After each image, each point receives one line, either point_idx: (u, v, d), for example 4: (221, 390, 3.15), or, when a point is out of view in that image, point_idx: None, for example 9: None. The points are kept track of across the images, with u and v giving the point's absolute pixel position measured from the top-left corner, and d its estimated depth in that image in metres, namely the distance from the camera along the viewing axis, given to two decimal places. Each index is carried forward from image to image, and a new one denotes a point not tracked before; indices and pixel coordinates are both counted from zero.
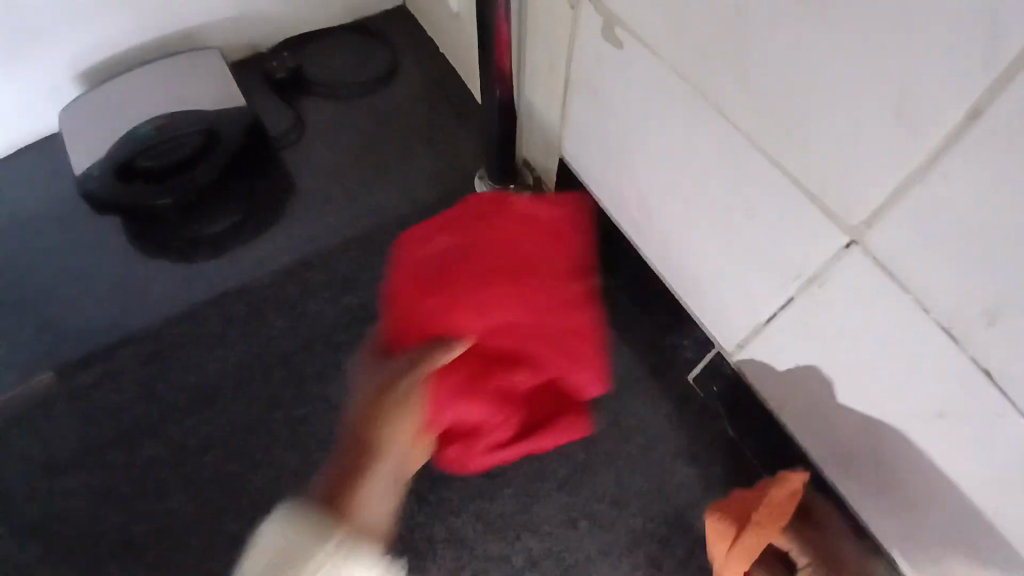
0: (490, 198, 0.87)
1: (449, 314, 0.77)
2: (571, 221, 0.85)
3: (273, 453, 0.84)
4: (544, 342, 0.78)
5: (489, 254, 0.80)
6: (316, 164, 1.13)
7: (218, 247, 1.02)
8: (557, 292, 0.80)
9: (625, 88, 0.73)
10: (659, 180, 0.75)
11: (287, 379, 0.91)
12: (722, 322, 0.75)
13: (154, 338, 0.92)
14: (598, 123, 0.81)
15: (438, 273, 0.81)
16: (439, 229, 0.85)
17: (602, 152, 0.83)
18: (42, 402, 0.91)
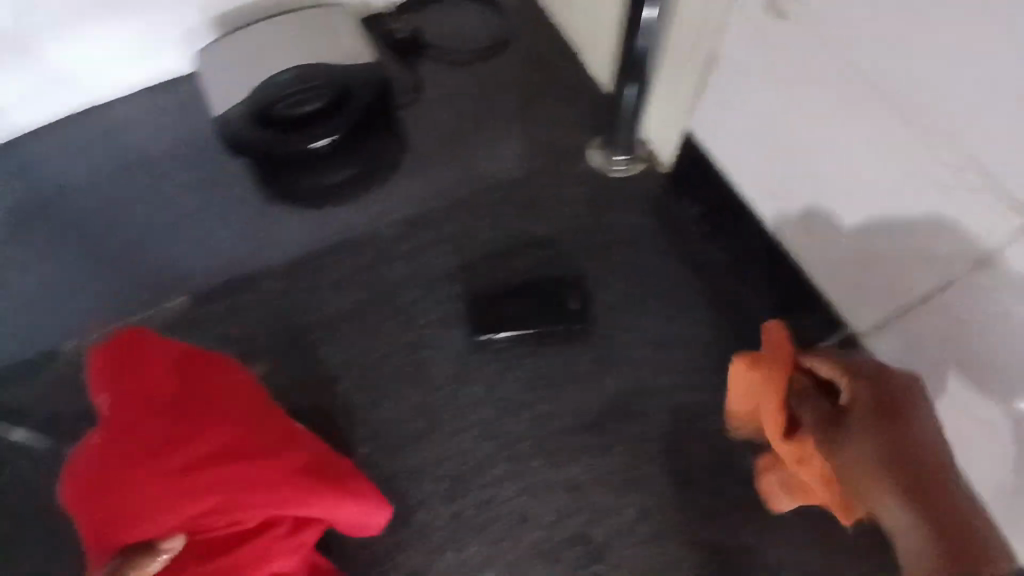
0: (218, 357, 0.79)
1: (176, 452, 0.68)
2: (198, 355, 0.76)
3: (395, 390, 0.89)
4: (259, 490, 0.68)
5: (176, 381, 0.73)
6: (432, 122, 1.16)
7: (345, 195, 1.08)
8: (277, 423, 0.75)
9: (787, 75, 0.77)
10: (810, 165, 0.80)
11: (405, 321, 0.95)
12: (857, 296, 0.83)
13: (289, 275, 1.01)
14: (745, 107, 0.85)
15: (134, 408, 0.71)
16: (143, 379, 0.73)
17: (748, 134, 0.87)
18: (181, 323, 0.99)
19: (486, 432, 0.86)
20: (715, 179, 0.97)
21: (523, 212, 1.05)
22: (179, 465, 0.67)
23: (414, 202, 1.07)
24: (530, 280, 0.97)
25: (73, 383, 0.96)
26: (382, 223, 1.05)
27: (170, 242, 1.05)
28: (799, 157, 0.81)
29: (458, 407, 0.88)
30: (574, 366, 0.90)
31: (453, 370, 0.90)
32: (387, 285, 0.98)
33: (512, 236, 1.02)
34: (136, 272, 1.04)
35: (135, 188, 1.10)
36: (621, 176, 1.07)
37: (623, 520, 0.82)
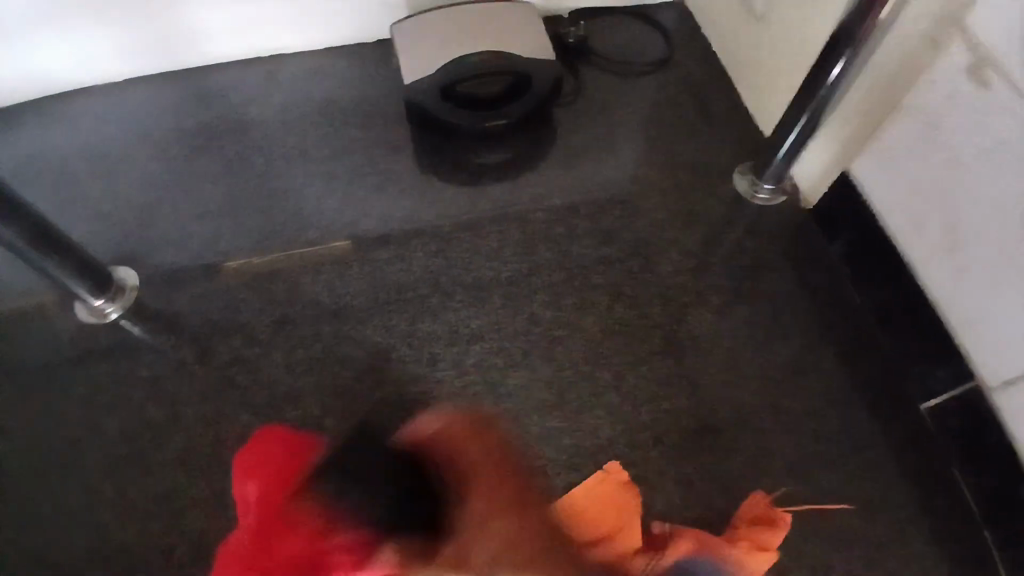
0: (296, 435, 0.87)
1: (269, 548, 0.72)
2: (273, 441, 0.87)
3: (531, 359, 0.96)
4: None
5: (292, 462, 0.81)
6: (586, 124, 1.24)
7: (498, 175, 1.16)
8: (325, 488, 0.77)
9: (979, 132, 0.79)
10: (983, 221, 0.81)
11: (542, 298, 1.01)
12: (1002, 359, 0.83)
13: (443, 238, 1.08)
14: (921, 156, 0.88)
15: (249, 512, 0.77)
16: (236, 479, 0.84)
17: (915, 184, 0.89)
18: (339, 260, 1.07)
19: (611, 415, 0.91)
20: (862, 222, 1.00)
21: (666, 221, 1.10)
22: (305, 541, 0.70)
23: (564, 193, 1.14)
24: (666, 285, 1.03)
25: (234, 294, 1.05)
26: (533, 207, 1.12)
27: (338, 186, 1.15)
28: (970, 212, 0.82)
29: (588, 387, 0.93)
30: (699, 370, 0.96)
31: (586, 352, 0.96)
32: (530, 262, 1.05)
33: (651, 241, 1.08)
34: (305, 209, 1.13)
35: (314, 136, 1.21)
36: (762, 204, 1.13)
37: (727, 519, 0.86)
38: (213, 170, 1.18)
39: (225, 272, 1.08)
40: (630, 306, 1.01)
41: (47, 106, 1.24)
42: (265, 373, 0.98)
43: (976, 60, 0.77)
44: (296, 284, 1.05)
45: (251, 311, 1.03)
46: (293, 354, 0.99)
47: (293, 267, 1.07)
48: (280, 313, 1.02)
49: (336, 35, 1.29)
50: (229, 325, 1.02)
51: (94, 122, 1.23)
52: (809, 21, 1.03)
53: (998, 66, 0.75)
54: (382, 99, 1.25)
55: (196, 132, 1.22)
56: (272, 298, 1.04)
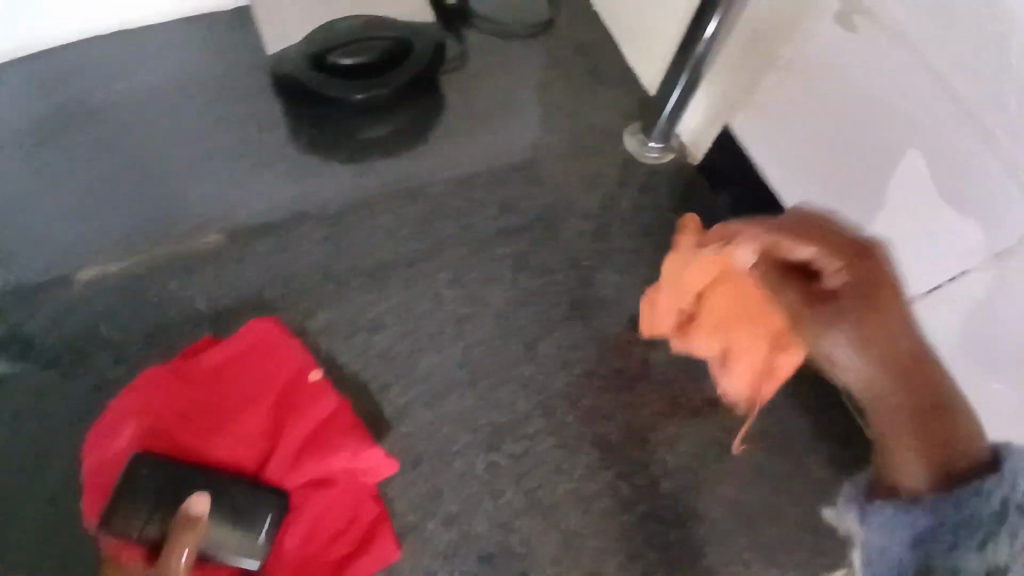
0: (258, 328, 0.86)
1: (225, 434, 0.78)
2: (260, 328, 0.85)
3: (439, 342, 0.91)
4: (294, 442, 0.79)
5: (275, 367, 0.83)
6: (476, 90, 1.18)
7: (387, 149, 1.09)
8: (302, 406, 0.81)
9: (849, 77, 0.85)
10: (854, 165, 0.86)
11: (445, 275, 0.96)
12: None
13: (332, 223, 1.00)
14: (800, 106, 0.92)
15: (179, 422, 0.78)
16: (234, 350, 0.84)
17: (795, 134, 0.94)
18: (216, 259, 0.96)
19: (525, 388, 0.89)
20: (747, 175, 1.03)
21: (565, 187, 1.09)
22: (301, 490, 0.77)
23: (459, 166, 1.09)
24: (569, 251, 1.02)
25: (92, 307, 0.92)
26: (428, 182, 1.06)
27: (206, 176, 1.03)
28: (843, 157, 0.87)
29: (500, 364, 0.90)
30: (610, 331, 0.96)
31: (495, 327, 0.93)
32: (430, 239, 0.99)
33: (552, 207, 1.06)
34: (168, 205, 1.01)
35: (171, 120, 1.07)
36: (652, 163, 1.13)
37: (645, 470, 0.86)
38: (48, 167, 1.02)
39: (78, 284, 0.93)
40: (535, 276, 0.98)
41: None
42: None
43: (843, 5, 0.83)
44: (170, 289, 0.94)
45: (118, 325, 0.91)
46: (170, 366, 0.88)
47: (163, 271, 0.95)
48: (152, 324, 0.91)
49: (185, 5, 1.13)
50: (91, 344, 0.89)
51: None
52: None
53: (864, 9, 0.81)
54: (247, 74, 1.12)
55: (24, 123, 1.04)
56: (141, 307, 0.92)
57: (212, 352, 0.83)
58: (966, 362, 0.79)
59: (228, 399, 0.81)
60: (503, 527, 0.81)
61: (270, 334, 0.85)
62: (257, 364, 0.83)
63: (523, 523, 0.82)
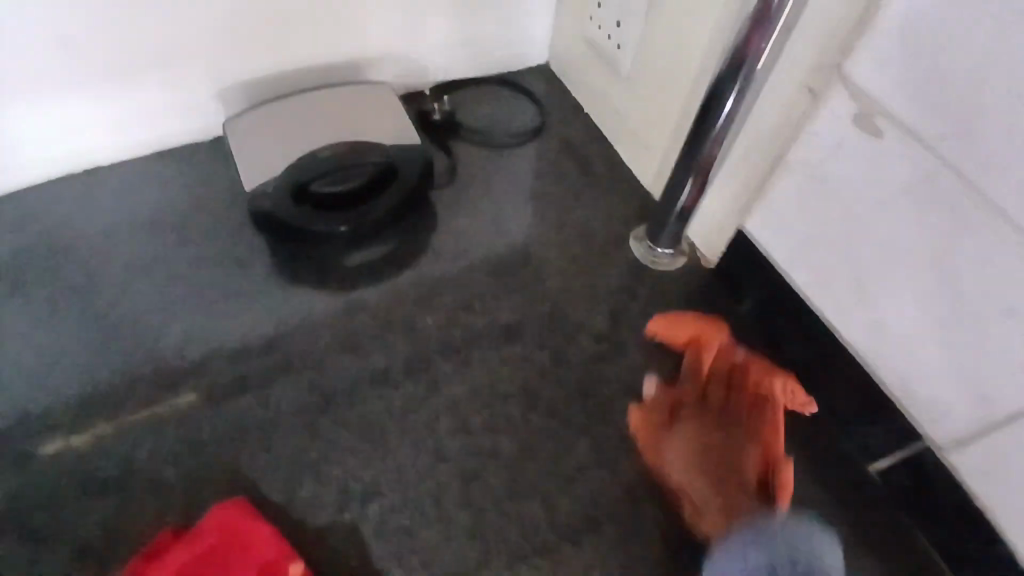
0: (227, 514, 0.75)
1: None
2: (228, 514, 0.75)
3: (444, 507, 0.79)
4: None
5: (247, 561, 0.72)
6: (469, 204, 1.12)
7: (376, 277, 1.01)
8: None
9: (872, 177, 0.78)
10: (896, 270, 0.79)
11: (446, 421, 0.86)
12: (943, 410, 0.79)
13: (317, 367, 0.89)
14: (824, 209, 0.85)
15: None
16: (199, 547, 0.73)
17: (820, 238, 0.86)
18: (185, 420, 0.85)
19: (548, 559, 0.76)
20: (769, 279, 0.95)
21: (571, 304, 1.00)
22: None
23: (454, 289, 1.00)
24: (584, 380, 0.91)
25: (43, 492, 0.80)
26: (422, 311, 0.97)
27: (178, 322, 0.94)
28: (884, 263, 0.80)
29: (516, 530, 0.78)
30: (640, 474, 0.84)
31: (508, 483, 0.81)
32: (427, 379, 0.89)
33: (559, 328, 0.97)
34: (134, 359, 0.90)
35: (144, 264, 0.99)
36: (663, 270, 1.05)
37: None
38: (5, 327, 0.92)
39: (27, 464, 0.81)
40: (548, 413, 0.87)
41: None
42: None
43: (865, 107, 0.76)
44: (134, 463, 0.82)
45: (72, 513, 0.78)
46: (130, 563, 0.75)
47: (126, 441, 0.83)
48: (112, 509, 0.79)
49: (159, 133, 1.08)
50: (40, 540, 0.77)
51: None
52: (682, 73, 1.01)
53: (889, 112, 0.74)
54: (225, 209, 1.06)
55: None
56: (100, 488, 0.80)
57: (179, 549, 0.73)
58: None
59: None
60: None
61: (243, 519, 0.75)
62: (225, 560, 0.72)
63: None
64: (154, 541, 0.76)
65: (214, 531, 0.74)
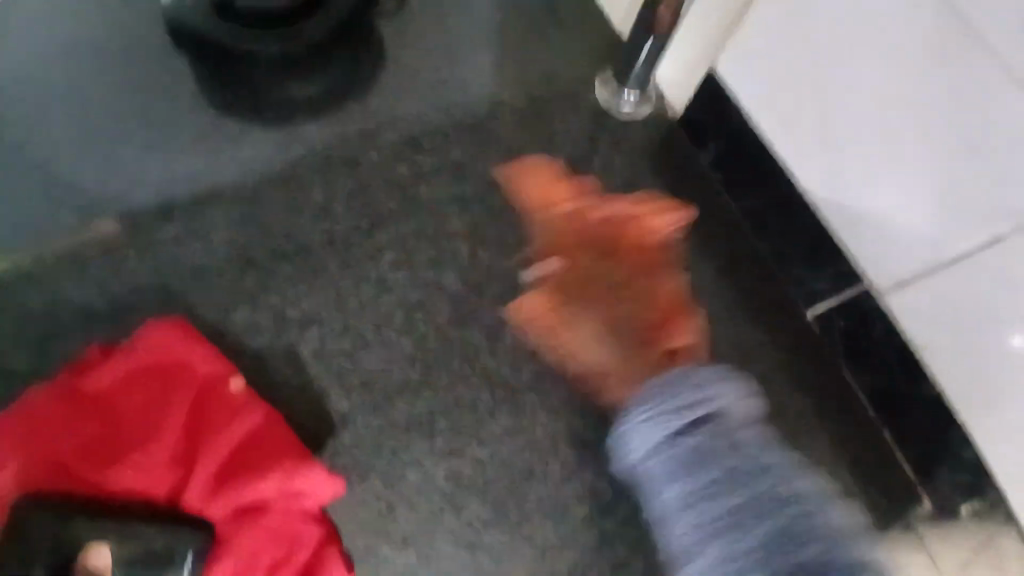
0: (163, 332, 0.72)
1: (129, 463, 0.66)
2: (167, 333, 0.72)
3: (386, 336, 0.78)
4: (219, 461, 0.67)
5: (184, 379, 0.71)
6: (420, 32, 1.00)
7: (316, 109, 0.92)
8: (220, 421, 0.69)
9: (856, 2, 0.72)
10: (867, 108, 0.75)
11: (390, 257, 0.83)
12: (897, 254, 0.77)
13: (251, 199, 0.84)
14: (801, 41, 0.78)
15: (71, 459, 0.66)
16: (131, 366, 0.71)
17: (792, 75, 0.81)
18: (111, 248, 0.80)
19: (487, 382, 0.77)
20: (733, 121, 0.89)
21: (526, 147, 0.94)
22: (233, 521, 0.66)
23: (402, 126, 0.93)
24: (533, 223, 0.89)
25: None
26: (364, 147, 0.90)
27: (98, 151, 0.87)
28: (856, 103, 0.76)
29: (457, 355, 0.78)
30: None
31: (451, 316, 0.81)
32: (371, 215, 0.85)
33: (512, 170, 0.92)
34: (55, 186, 0.84)
35: (53, 85, 0.89)
36: (624, 118, 0.98)
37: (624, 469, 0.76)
38: None
39: None
40: (495, 252, 0.86)
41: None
42: None
43: None
44: (58, 290, 0.78)
45: (0, 336, 0.76)
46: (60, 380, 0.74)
47: (49, 269, 0.79)
48: (43, 332, 0.77)
49: None
50: None
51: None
52: None
53: None
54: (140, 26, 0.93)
55: None
56: (26, 314, 0.77)
57: (109, 363, 0.71)
58: (993, 331, 0.71)
59: (126, 423, 0.68)
60: (469, 546, 0.70)
61: (180, 336, 0.72)
62: (161, 377, 0.71)
63: (478, 544, 0.70)
64: (82, 360, 0.73)
65: (148, 350, 0.71)
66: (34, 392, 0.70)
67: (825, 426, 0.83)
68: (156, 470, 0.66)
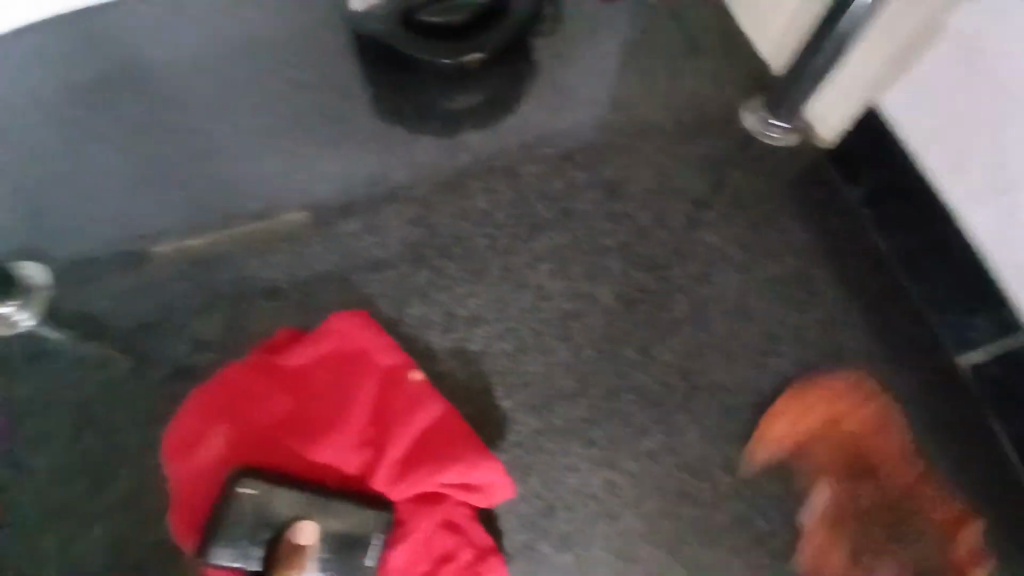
0: (352, 319, 0.78)
1: (324, 441, 0.73)
2: (355, 320, 0.78)
3: (545, 342, 0.82)
4: (404, 448, 0.73)
5: (372, 365, 0.77)
6: (574, 54, 1.05)
7: (481, 118, 0.98)
8: (403, 409, 0.74)
9: None
10: None
11: (547, 266, 0.87)
12: None
13: (420, 201, 0.90)
14: (981, 92, 0.77)
15: (273, 432, 0.74)
16: (324, 350, 0.77)
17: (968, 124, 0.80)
18: (295, 236, 0.87)
19: (639, 398, 0.80)
20: (894, 162, 0.90)
21: (675, 167, 0.97)
22: (413, 504, 0.71)
23: (558, 141, 0.97)
24: (683, 243, 0.91)
25: (167, 288, 0.84)
26: (523, 160, 0.95)
27: (284, 146, 0.94)
28: None
29: (611, 367, 0.82)
30: (728, 336, 0.85)
31: (605, 328, 0.84)
32: (530, 225, 0.90)
33: (662, 191, 0.95)
34: (246, 176, 0.92)
35: (244, 84, 0.97)
36: (770, 143, 0.99)
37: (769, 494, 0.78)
38: (117, 138, 0.94)
39: (156, 261, 0.86)
40: (648, 268, 0.88)
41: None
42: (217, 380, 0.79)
43: None
44: (244, 270, 0.85)
45: (195, 307, 0.83)
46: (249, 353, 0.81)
47: (238, 250, 0.86)
48: (230, 308, 0.83)
49: None
50: (165, 329, 0.82)
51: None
52: None
53: None
54: (320, 33, 1.01)
55: (99, 85, 0.96)
56: (216, 289, 0.84)
57: (304, 344, 0.78)
58: None
59: (318, 403, 0.75)
60: (621, 554, 0.74)
61: (367, 324, 0.78)
62: (350, 361, 0.77)
63: (630, 550, 0.75)
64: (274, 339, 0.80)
65: (339, 334, 0.78)
66: (229, 371, 0.78)
67: (974, 475, 0.82)
68: (344, 452, 0.72)
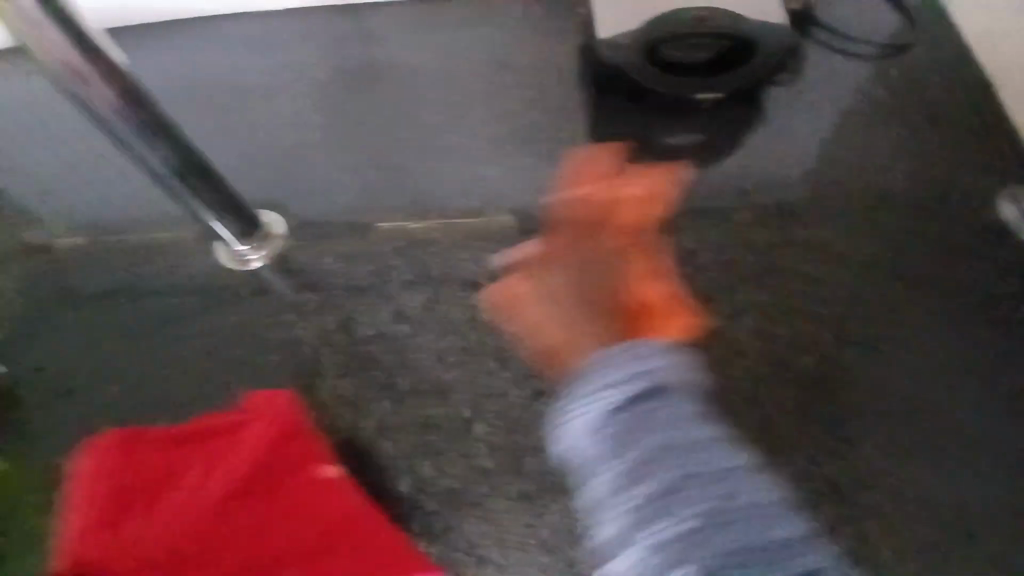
0: (306, 438, 0.76)
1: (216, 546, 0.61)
2: (299, 439, 0.75)
3: (729, 399, 0.79)
4: None
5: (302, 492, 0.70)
6: (806, 109, 1.00)
7: (699, 157, 0.95)
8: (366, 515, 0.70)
9: None
10: None
11: (744, 321, 0.83)
12: None
13: (623, 228, 0.90)
14: None
15: (176, 515, 0.62)
16: (286, 437, 0.74)
17: None
18: (500, 238, 0.91)
19: (825, 484, 0.75)
20: None
21: (905, 246, 0.88)
22: None
23: (778, 194, 0.92)
24: (903, 331, 0.83)
25: (379, 259, 0.92)
26: (736, 206, 0.91)
27: (502, 146, 0.97)
28: None
29: (797, 443, 0.77)
30: (938, 445, 0.77)
31: (798, 401, 0.79)
32: (733, 276, 0.86)
33: (886, 269, 0.87)
34: (462, 169, 0.96)
35: (475, 84, 1.02)
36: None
37: None
38: (356, 115, 1.01)
39: (372, 232, 0.93)
40: (857, 351, 0.81)
41: (190, 29, 1.11)
42: (407, 353, 0.85)
43: None
44: (449, 259, 0.90)
45: (400, 282, 0.90)
46: (440, 336, 0.86)
47: (448, 240, 0.92)
48: (431, 290, 0.89)
49: None
50: (372, 296, 0.89)
51: (233, 52, 1.08)
52: None
53: None
54: (553, 49, 1.04)
55: (347, 65, 1.05)
56: (421, 270, 0.90)
57: (298, 428, 0.77)
58: None
59: (245, 494, 0.67)
60: None
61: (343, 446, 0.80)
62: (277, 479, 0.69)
63: None
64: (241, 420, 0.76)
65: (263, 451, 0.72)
66: (311, 413, 0.82)
67: None
68: (348, 519, 0.68)
